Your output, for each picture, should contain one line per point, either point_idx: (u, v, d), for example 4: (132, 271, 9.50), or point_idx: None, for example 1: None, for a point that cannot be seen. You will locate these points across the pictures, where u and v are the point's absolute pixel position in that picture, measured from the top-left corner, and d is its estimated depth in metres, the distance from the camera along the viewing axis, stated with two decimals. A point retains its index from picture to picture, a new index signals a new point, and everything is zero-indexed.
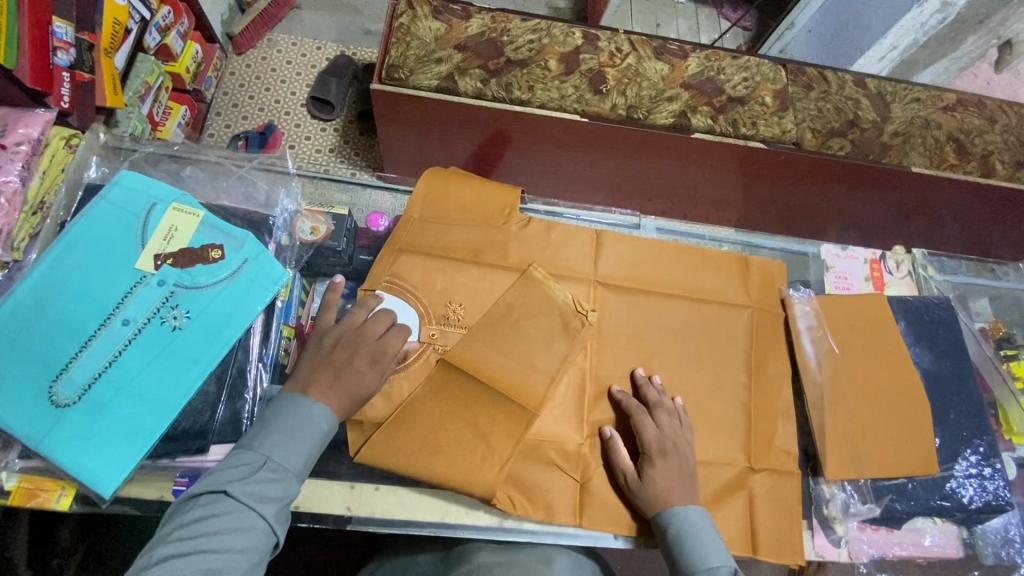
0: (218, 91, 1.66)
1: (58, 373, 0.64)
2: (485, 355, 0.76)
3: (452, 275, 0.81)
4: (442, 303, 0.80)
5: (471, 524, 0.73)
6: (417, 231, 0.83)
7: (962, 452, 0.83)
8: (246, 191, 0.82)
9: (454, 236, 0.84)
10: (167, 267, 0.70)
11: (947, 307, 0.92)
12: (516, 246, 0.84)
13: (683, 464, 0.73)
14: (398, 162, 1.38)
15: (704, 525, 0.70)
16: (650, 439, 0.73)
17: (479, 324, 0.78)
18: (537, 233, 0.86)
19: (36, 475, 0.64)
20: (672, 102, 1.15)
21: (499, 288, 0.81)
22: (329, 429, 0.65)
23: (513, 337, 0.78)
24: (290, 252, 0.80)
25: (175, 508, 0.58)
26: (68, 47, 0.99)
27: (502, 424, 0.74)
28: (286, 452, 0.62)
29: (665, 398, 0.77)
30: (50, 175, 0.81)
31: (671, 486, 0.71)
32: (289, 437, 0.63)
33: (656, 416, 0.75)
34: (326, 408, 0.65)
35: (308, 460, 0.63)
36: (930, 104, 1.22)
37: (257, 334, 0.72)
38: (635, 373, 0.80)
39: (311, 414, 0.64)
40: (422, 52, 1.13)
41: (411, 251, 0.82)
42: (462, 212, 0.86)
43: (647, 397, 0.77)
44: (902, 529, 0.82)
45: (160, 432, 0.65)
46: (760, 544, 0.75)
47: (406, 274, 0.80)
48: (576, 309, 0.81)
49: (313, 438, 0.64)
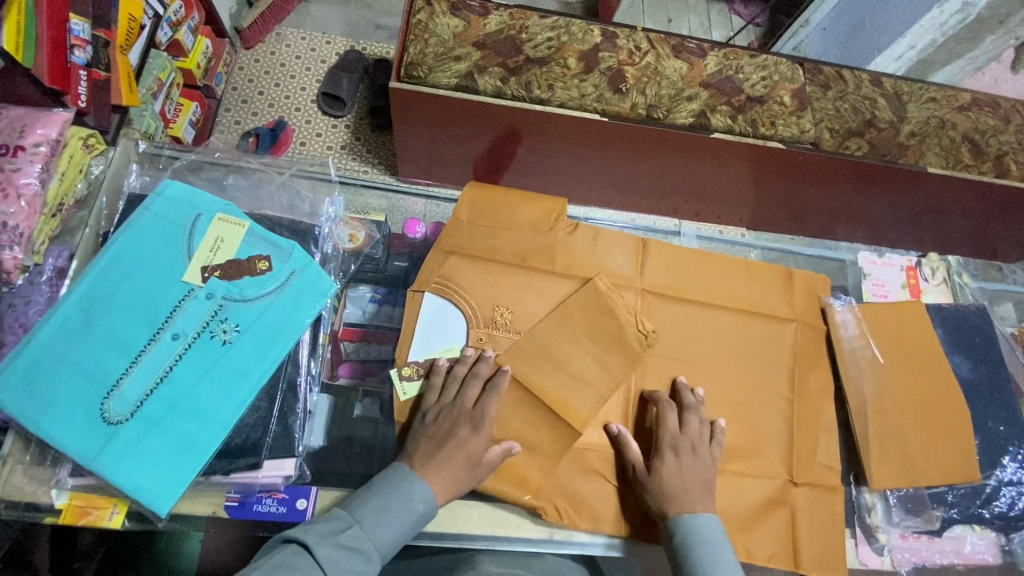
0: (228, 87, 1.63)
1: (109, 390, 0.63)
2: (536, 361, 0.76)
3: (503, 277, 0.81)
4: (490, 307, 0.79)
5: (522, 538, 0.73)
6: (466, 233, 0.83)
7: (1002, 460, 0.84)
8: (290, 199, 0.81)
9: (502, 240, 0.83)
10: (215, 279, 0.69)
11: (983, 315, 0.93)
12: (563, 252, 0.84)
13: (701, 466, 0.73)
14: (414, 162, 1.35)
15: (713, 535, 0.69)
16: (668, 432, 0.74)
17: (530, 329, 0.78)
18: (585, 237, 0.86)
19: (87, 493, 0.63)
20: (691, 102, 1.14)
21: (549, 293, 0.81)
22: (423, 512, 0.65)
23: (564, 343, 0.77)
24: (335, 262, 0.79)
25: (264, 546, 0.61)
26: (85, 45, 0.96)
27: (553, 437, 0.74)
28: (377, 525, 0.63)
29: (700, 405, 0.77)
30: (67, 178, 0.81)
31: (687, 485, 0.71)
32: (385, 512, 0.64)
33: (684, 417, 0.76)
34: (427, 489, 0.66)
35: (392, 541, 0.63)
36: (945, 104, 1.21)
37: (305, 346, 0.71)
38: (675, 380, 0.80)
39: (410, 492, 0.65)
40: (441, 50, 1.12)
41: (459, 253, 0.81)
42: (513, 216, 0.85)
43: (682, 400, 0.77)
44: (943, 536, 0.83)
45: (214, 448, 0.64)
46: (802, 557, 0.75)
47: (454, 277, 0.80)
48: (636, 326, 0.79)
49: (406, 519, 0.64)
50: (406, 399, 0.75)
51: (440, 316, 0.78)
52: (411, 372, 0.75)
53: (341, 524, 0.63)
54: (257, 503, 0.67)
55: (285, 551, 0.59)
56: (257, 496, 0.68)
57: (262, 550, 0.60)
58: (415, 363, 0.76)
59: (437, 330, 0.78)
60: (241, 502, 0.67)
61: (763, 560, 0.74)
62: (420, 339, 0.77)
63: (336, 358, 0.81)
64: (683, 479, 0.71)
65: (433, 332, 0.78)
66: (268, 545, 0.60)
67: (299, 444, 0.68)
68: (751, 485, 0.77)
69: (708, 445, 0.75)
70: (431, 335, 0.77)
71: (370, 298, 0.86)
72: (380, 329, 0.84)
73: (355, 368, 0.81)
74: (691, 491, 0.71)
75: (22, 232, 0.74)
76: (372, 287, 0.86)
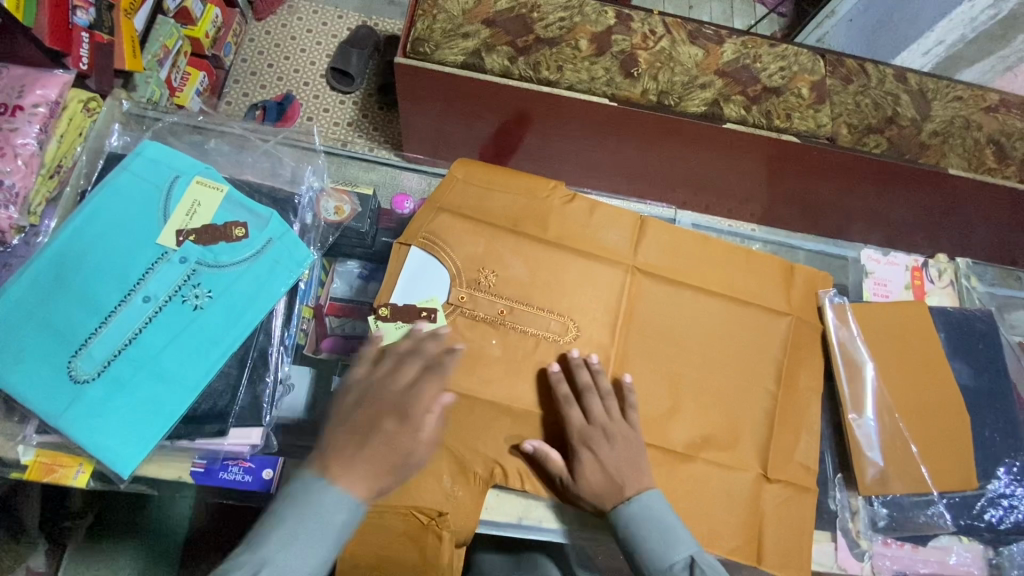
0: (237, 57, 1.62)
1: (78, 347, 0.63)
2: (512, 331, 0.75)
3: (495, 241, 0.79)
4: (475, 267, 0.77)
5: (491, 521, 0.71)
6: (459, 192, 0.81)
7: (994, 471, 0.81)
8: (272, 166, 0.80)
9: (496, 202, 0.81)
10: (190, 243, 0.67)
11: (989, 321, 0.88)
12: (557, 220, 0.81)
13: (631, 443, 0.69)
14: (418, 141, 1.33)
15: (651, 515, 0.65)
16: (575, 426, 0.69)
17: (511, 294, 0.77)
18: (579, 209, 0.83)
19: (53, 450, 0.63)
20: (705, 90, 1.10)
21: (538, 259, 0.79)
22: (342, 521, 0.57)
23: (539, 319, 0.76)
24: (315, 232, 0.77)
25: None
26: (88, 7, 0.91)
27: (525, 420, 0.72)
28: (293, 552, 0.54)
29: (597, 379, 0.72)
30: (67, 140, 0.81)
31: (617, 476, 0.67)
32: (301, 534, 0.54)
33: (586, 403, 0.71)
34: (343, 497, 0.57)
35: (317, 560, 0.55)
36: (972, 104, 1.16)
37: (279, 316, 0.70)
38: (568, 356, 0.74)
39: (320, 505, 0.56)
40: (449, 26, 1.09)
41: (451, 211, 0.79)
42: (508, 179, 0.83)
43: (578, 382, 0.72)
44: (927, 546, 0.80)
45: (179, 414, 0.63)
46: (765, 553, 0.72)
47: (442, 233, 0.78)
48: (553, 334, 0.76)
49: (325, 534, 0.56)
50: (382, 344, 0.73)
51: (423, 272, 0.76)
52: (389, 315, 0.73)
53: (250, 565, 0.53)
54: (223, 471, 0.68)
55: None
56: (222, 463, 0.68)
57: None
58: (394, 305, 0.74)
59: (416, 285, 0.76)
60: (206, 469, 0.67)
61: (724, 550, 0.72)
62: (403, 287, 0.75)
63: (320, 332, 0.81)
64: (608, 471, 0.67)
65: (416, 282, 0.76)
66: None
67: (267, 414, 0.67)
68: (723, 480, 0.74)
69: (624, 419, 0.71)
70: (413, 286, 0.75)
71: (358, 274, 0.86)
72: (360, 304, 0.83)
73: (337, 343, 0.80)
74: (627, 481, 0.67)
75: (18, 193, 0.74)
76: (360, 262, 0.86)
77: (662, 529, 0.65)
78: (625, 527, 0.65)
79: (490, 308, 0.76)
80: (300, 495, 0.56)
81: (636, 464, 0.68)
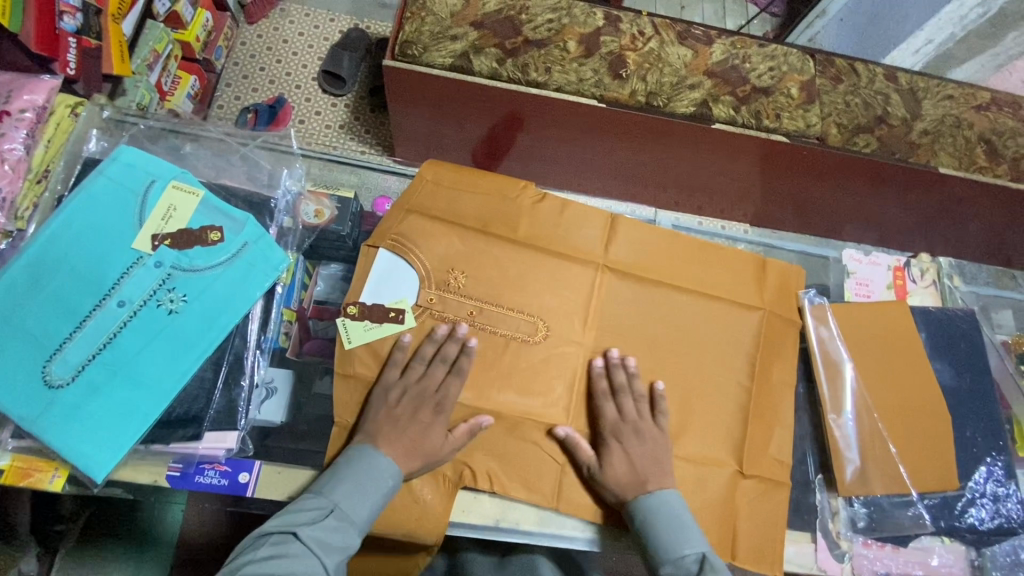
0: (228, 61, 1.62)
1: (52, 352, 0.63)
2: (480, 331, 0.76)
3: (464, 242, 0.79)
4: (445, 269, 0.77)
5: (465, 524, 0.71)
6: (429, 193, 0.81)
7: (975, 471, 0.80)
8: (250, 170, 0.80)
9: (465, 203, 0.81)
10: (165, 248, 0.68)
11: (971, 320, 0.88)
12: (527, 220, 0.81)
13: (658, 445, 0.73)
14: (409, 144, 1.33)
15: (674, 510, 0.68)
16: (608, 420, 0.73)
17: (480, 295, 0.77)
18: (550, 208, 0.83)
19: (29, 455, 0.64)
20: (694, 90, 1.10)
21: (507, 260, 0.79)
22: (393, 484, 0.65)
23: (505, 319, 0.76)
24: (293, 235, 0.78)
25: (247, 541, 0.60)
26: (76, 12, 0.92)
27: (501, 421, 0.72)
28: (355, 502, 0.63)
29: (633, 380, 0.75)
30: (53, 145, 0.80)
31: (642, 472, 0.70)
32: (360, 487, 0.64)
33: (620, 400, 0.73)
34: (392, 464, 0.66)
35: (370, 512, 0.64)
36: (963, 103, 1.15)
37: (255, 320, 0.71)
38: (607, 353, 0.77)
39: (378, 465, 0.65)
40: (437, 29, 1.09)
41: (420, 212, 0.79)
42: (478, 179, 0.83)
43: (614, 380, 0.74)
44: (909, 547, 0.80)
45: (154, 418, 0.63)
46: (740, 552, 0.73)
47: (411, 235, 0.78)
48: (522, 335, 0.76)
49: (378, 490, 0.64)
50: (350, 346, 0.73)
51: (393, 273, 0.76)
52: (357, 314, 0.74)
53: (321, 507, 0.62)
54: (198, 474, 0.67)
55: (267, 543, 0.59)
56: (197, 467, 0.67)
57: (248, 546, 0.59)
58: (362, 304, 0.74)
59: (385, 285, 0.76)
60: (182, 473, 0.67)
61: None
62: (372, 288, 0.75)
63: (303, 335, 0.79)
64: (634, 466, 0.70)
65: (385, 282, 0.76)
66: (256, 537, 0.59)
67: (242, 417, 0.68)
68: (700, 481, 0.74)
69: (653, 419, 0.74)
70: (382, 287, 0.75)
71: (341, 276, 0.83)
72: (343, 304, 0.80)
73: (319, 346, 0.78)
74: (648, 475, 0.70)
75: (3, 198, 0.73)
76: (342, 264, 0.84)
77: (680, 526, 0.67)
78: (642, 519, 0.68)
79: (459, 309, 0.76)
80: (357, 457, 0.66)
81: (661, 465, 0.71)
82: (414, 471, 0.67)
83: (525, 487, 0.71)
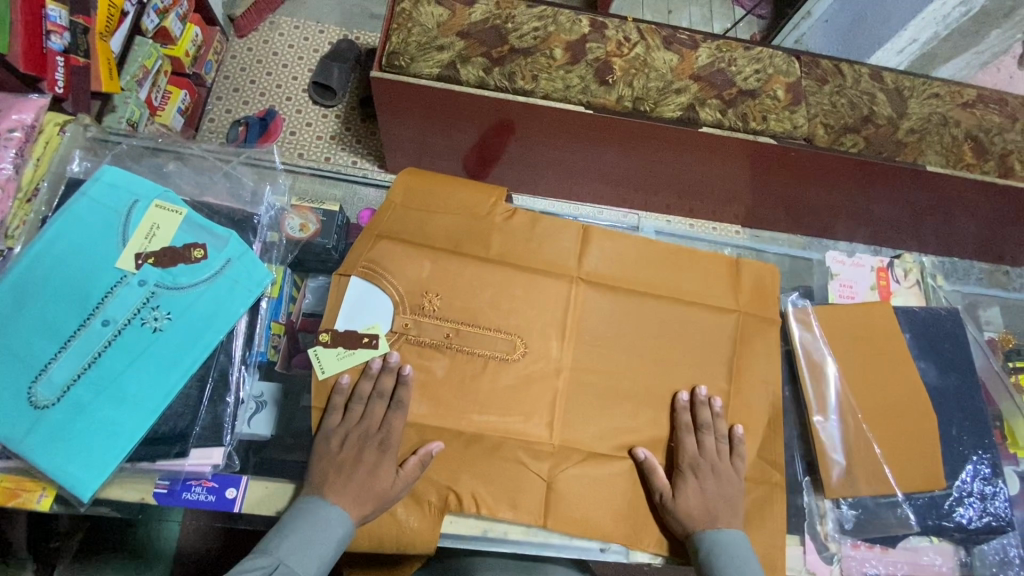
0: (218, 74, 1.63)
1: (37, 373, 0.63)
2: (456, 353, 0.76)
3: (439, 262, 0.79)
4: (419, 292, 0.78)
5: (457, 535, 0.72)
6: (398, 217, 0.81)
7: (963, 470, 0.81)
8: (233, 187, 0.81)
9: (436, 224, 0.81)
10: (148, 267, 0.68)
11: (955, 319, 0.89)
12: (499, 237, 0.82)
13: (731, 481, 0.74)
14: (402, 154, 1.34)
15: (739, 547, 0.69)
16: (687, 453, 0.74)
17: (455, 317, 0.77)
18: (525, 221, 0.84)
19: (16, 475, 0.64)
20: (680, 94, 1.11)
21: (480, 280, 0.79)
22: (344, 532, 0.65)
23: (478, 340, 0.77)
24: (277, 249, 0.79)
25: None
26: (63, 31, 0.93)
27: (489, 432, 0.73)
28: (302, 555, 0.62)
29: (717, 420, 0.76)
30: (42, 163, 0.79)
31: (713, 509, 0.71)
32: (308, 541, 0.63)
33: (701, 437, 0.75)
34: (343, 512, 0.66)
35: (320, 566, 0.63)
36: (949, 100, 1.14)
37: (240, 336, 0.72)
38: (697, 390, 0.78)
39: (326, 515, 0.65)
40: (424, 39, 1.09)
41: (390, 237, 0.80)
42: (448, 199, 0.83)
43: (699, 418, 0.76)
44: (897, 548, 0.80)
45: (139, 435, 0.64)
46: None
47: (382, 260, 0.78)
48: (500, 355, 0.77)
49: (328, 542, 0.64)
50: (323, 376, 0.73)
51: (366, 300, 0.77)
52: (329, 341, 0.74)
53: (265, 566, 0.61)
54: (185, 491, 0.68)
55: None
56: (184, 484, 0.68)
57: None
58: (335, 331, 0.74)
59: (357, 313, 0.76)
60: (169, 490, 0.67)
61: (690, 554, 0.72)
62: (345, 315, 0.76)
63: (292, 348, 0.80)
64: (706, 500, 0.71)
65: (359, 310, 0.76)
66: None
67: (228, 433, 0.68)
68: None
69: (731, 461, 0.75)
70: (354, 314, 0.76)
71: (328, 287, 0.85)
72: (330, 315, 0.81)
73: (307, 358, 0.79)
74: (718, 511, 0.71)
75: None
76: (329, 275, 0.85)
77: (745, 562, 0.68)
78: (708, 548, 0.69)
79: (436, 332, 0.76)
80: (304, 509, 0.65)
81: (731, 503, 0.72)
82: (367, 516, 0.67)
83: (513, 497, 0.71)
